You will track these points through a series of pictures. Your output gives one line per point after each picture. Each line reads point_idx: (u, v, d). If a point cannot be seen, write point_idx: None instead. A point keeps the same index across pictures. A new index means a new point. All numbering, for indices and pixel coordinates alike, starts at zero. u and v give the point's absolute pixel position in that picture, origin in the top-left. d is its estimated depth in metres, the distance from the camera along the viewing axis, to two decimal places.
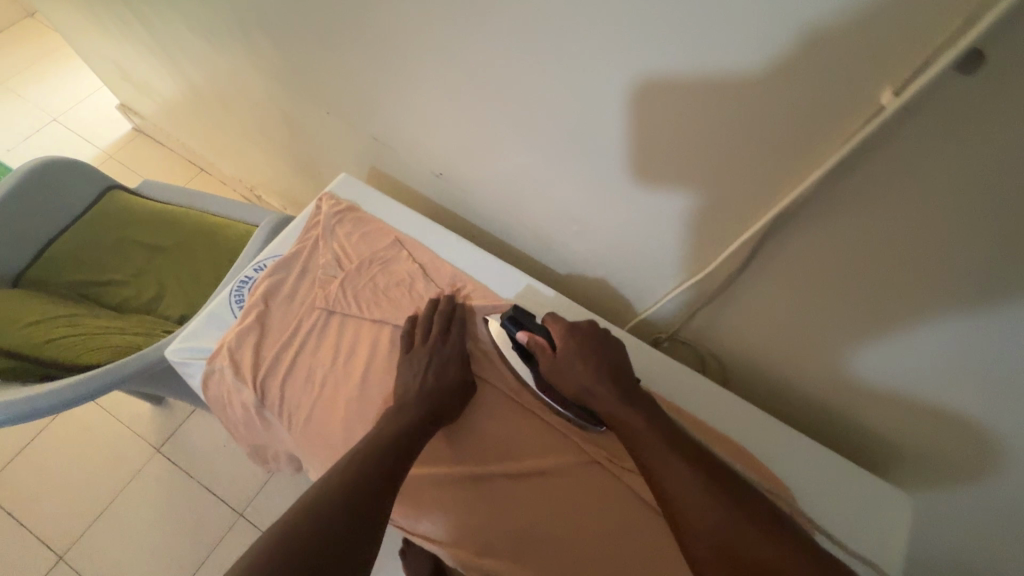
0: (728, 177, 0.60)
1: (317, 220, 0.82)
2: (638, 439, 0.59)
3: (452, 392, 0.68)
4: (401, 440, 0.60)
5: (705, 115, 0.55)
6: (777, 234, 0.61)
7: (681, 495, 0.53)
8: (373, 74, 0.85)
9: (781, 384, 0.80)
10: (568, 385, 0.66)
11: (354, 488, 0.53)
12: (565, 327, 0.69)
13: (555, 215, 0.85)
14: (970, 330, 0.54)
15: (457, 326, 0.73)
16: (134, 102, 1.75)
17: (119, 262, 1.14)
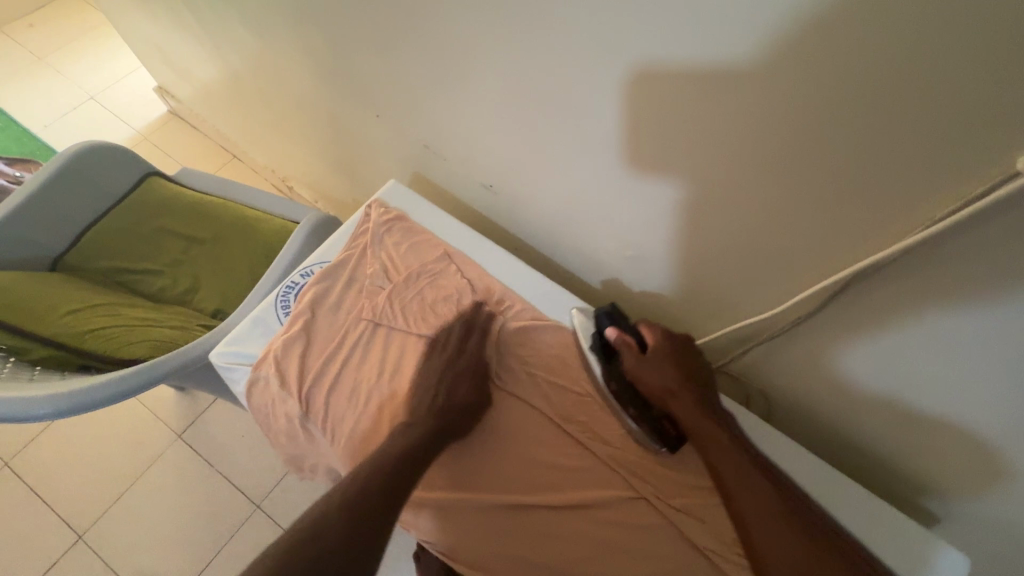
0: (810, 217, 0.57)
1: (365, 227, 0.80)
2: (720, 448, 0.60)
3: (464, 409, 0.66)
4: (404, 456, 0.59)
5: (793, 154, 0.53)
6: (861, 279, 0.58)
7: (765, 530, 0.55)
8: (429, 82, 0.83)
9: (833, 425, 0.77)
10: (655, 387, 0.65)
11: (353, 505, 0.52)
12: (659, 331, 0.68)
13: (607, 235, 0.83)
14: (956, 326, 0.54)
15: (475, 337, 0.71)
16: (172, 86, 1.75)
17: (155, 250, 1.13)
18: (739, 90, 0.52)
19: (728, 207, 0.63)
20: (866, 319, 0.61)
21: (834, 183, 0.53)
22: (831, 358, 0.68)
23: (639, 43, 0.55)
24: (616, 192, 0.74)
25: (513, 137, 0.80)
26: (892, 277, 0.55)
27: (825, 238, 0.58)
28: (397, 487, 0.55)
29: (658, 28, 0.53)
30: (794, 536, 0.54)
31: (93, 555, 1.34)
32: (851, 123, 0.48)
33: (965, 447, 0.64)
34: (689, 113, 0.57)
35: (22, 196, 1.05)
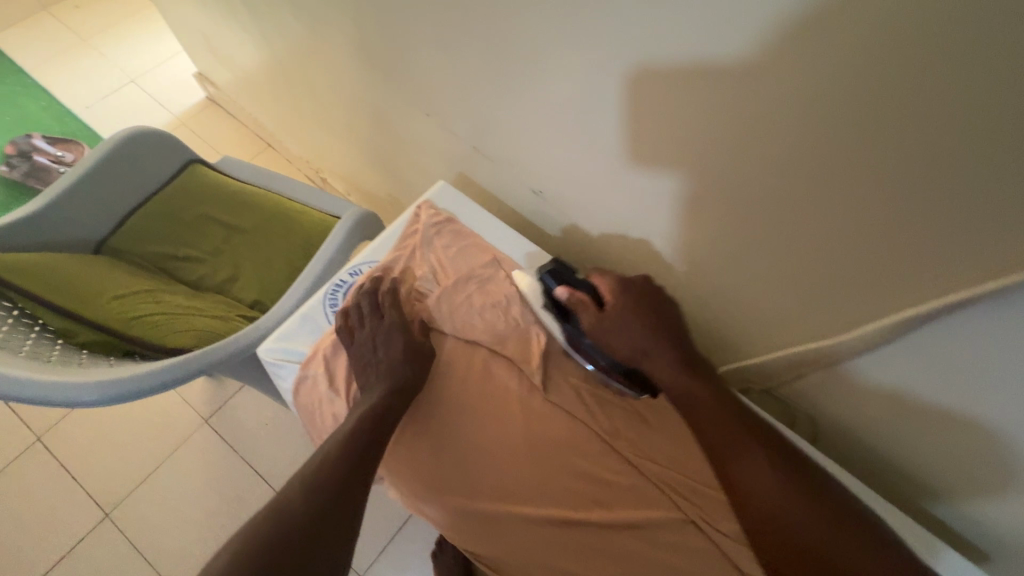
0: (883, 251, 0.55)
1: (415, 228, 0.80)
2: (702, 404, 0.62)
3: (406, 364, 0.67)
4: (365, 432, 0.61)
5: (874, 190, 0.51)
6: (940, 318, 0.55)
7: (752, 481, 0.57)
8: (482, 88, 0.82)
9: (884, 454, 0.75)
10: (619, 343, 0.66)
11: (312, 495, 0.54)
12: (612, 283, 0.68)
13: (658, 249, 0.82)
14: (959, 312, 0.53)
15: (388, 300, 0.71)
16: (213, 72, 1.76)
17: (196, 237, 1.13)
18: (821, 121, 0.50)
19: (794, 234, 0.61)
20: (939, 357, 0.59)
21: (914, 224, 0.50)
22: (895, 390, 0.66)
23: (715, 66, 0.53)
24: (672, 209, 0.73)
25: (566, 148, 0.78)
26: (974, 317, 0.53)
27: (897, 274, 0.56)
28: (357, 470, 0.57)
29: (738, 53, 0.50)
30: (781, 480, 0.57)
31: (117, 534, 1.36)
32: (941, 166, 0.45)
33: (981, 443, 0.62)
34: (761, 140, 0.55)
35: (70, 180, 1.06)
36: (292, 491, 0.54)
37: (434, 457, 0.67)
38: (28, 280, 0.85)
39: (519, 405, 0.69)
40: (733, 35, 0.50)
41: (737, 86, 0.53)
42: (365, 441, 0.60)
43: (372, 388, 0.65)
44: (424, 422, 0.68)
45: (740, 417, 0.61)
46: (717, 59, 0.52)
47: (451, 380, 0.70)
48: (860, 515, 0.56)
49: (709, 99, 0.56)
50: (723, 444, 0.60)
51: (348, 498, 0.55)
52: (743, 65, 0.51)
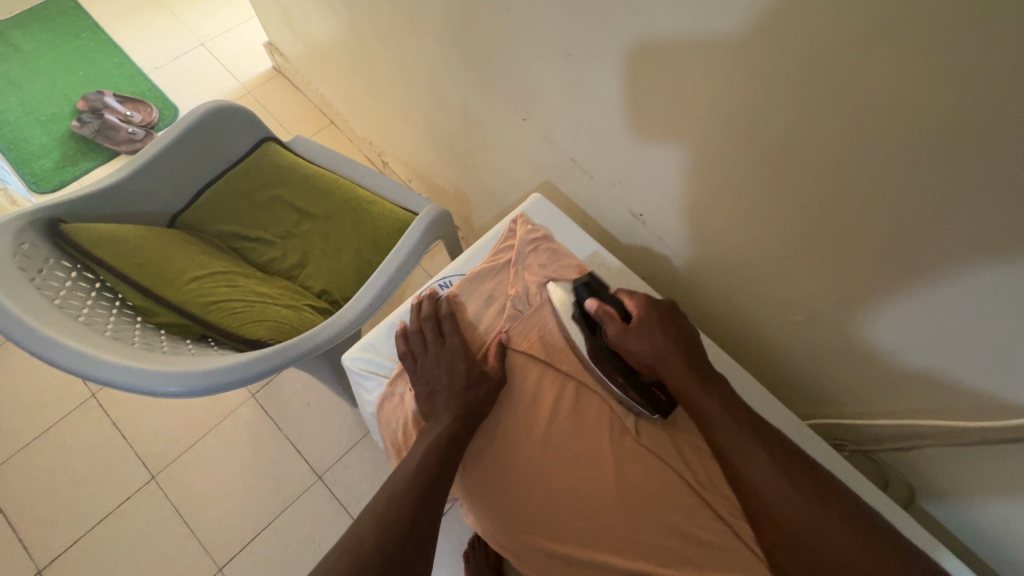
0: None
1: (510, 242, 0.76)
2: (707, 408, 0.60)
3: (474, 385, 0.64)
4: (437, 456, 0.59)
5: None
6: None
7: (759, 486, 0.55)
8: (596, 104, 0.77)
9: (994, 535, 0.70)
10: (641, 352, 0.65)
11: (387, 518, 0.53)
12: (641, 299, 0.68)
13: (766, 289, 0.76)
14: (987, 288, 0.52)
15: (449, 321, 0.69)
16: (285, 43, 1.73)
17: (269, 220, 1.12)
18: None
19: (954, 302, 0.56)
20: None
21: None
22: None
23: (910, 129, 0.48)
24: (797, 254, 0.68)
25: (683, 175, 0.73)
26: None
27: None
28: (430, 498, 0.56)
29: (947, 113, 0.45)
30: (792, 489, 0.54)
31: (162, 497, 1.39)
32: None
33: (1006, 450, 0.61)
34: (947, 203, 0.50)
35: (151, 152, 1.05)
36: (371, 515, 0.54)
37: (518, 490, 0.64)
38: (110, 255, 0.85)
39: (610, 445, 0.66)
40: (947, 94, 0.44)
41: (935, 145, 0.47)
42: (436, 474, 0.58)
43: (438, 414, 0.63)
44: (509, 451, 0.66)
45: (748, 424, 0.59)
46: (916, 115, 0.47)
47: (540, 410, 0.68)
48: (888, 533, 0.52)
49: (891, 155, 0.51)
50: (725, 444, 0.58)
51: (420, 530, 0.54)
52: (952, 126, 0.45)
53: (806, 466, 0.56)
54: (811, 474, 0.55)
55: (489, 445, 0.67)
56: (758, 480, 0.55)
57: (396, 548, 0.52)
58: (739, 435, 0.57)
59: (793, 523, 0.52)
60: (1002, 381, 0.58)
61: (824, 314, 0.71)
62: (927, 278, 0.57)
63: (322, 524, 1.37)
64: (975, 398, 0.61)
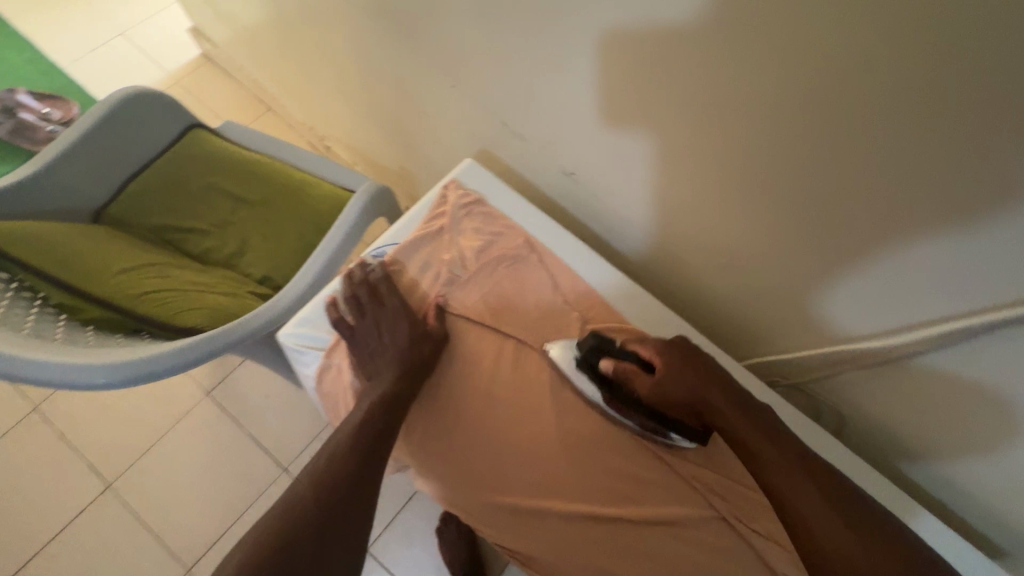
0: (970, 247, 0.51)
1: (443, 208, 0.76)
2: (753, 444, 0.57)
3: (416, 345, 0.65)
4: (379, 415, 0.61)
5: (981, 185, 0.47)
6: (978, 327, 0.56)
7: (808, 517, 0.54)
8: (516, 62, 0.77)
9: (909, 450, 0.75)
10: (679, 398, 0.60)
11: (322, 482, 0.57)
12: (657, 346, 0.63)
13: (695, 238, 0.79)
14: (861, 209, 0.57)
15: (386, 284, 0.69)
16: (209, 28, 1.66)
17: (202, 208, 1.08)
18: (926, 114, 0.46)
19: (862, 225, 0.58)
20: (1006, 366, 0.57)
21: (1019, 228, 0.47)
22: (947, 392, 0.64)
23: (809, 57, 0.49)
24: (720, 201, 0.70)
25: (607, 126, 0.74)
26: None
27: (981, 271, 0.52)
28: (366, 464, 0.59)
29: (835, 37, 0.46)
30: (835, 515, 0.53)
31: (121, 506, 1.35)
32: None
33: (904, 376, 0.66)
34: (848, 129, 0.52)
35: (65, 143, 1.00)
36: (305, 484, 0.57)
37: (465, 451, 0.65)
38: (24, 252, 0.80)
39: (551, 398, 0.67)
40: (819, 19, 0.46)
41: (811, 73, 0.50)
42: (376, 434, 0.60)
43: (381, 376, 0.64)
44: (451, 415, 0.66)
45: (792, 454, 0.56)
46: (793, 44, 0.49)
47: (481, 372, 0.68)
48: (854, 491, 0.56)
49: (794, 86, 0.52)
50: (773, 480, 0.56)
51: None
52: (832, 51, 0.47)
53: (842, 490, 0.55)
54: (847, 494, 0.55)
55: (434, 409, 0.67)
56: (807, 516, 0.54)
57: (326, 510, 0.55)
58: (783, 465, 0.56)
59: (839, 552, 0.52)
60: (886, 303, 0.63)
61: (747, 255, 0.74)
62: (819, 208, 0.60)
63: None
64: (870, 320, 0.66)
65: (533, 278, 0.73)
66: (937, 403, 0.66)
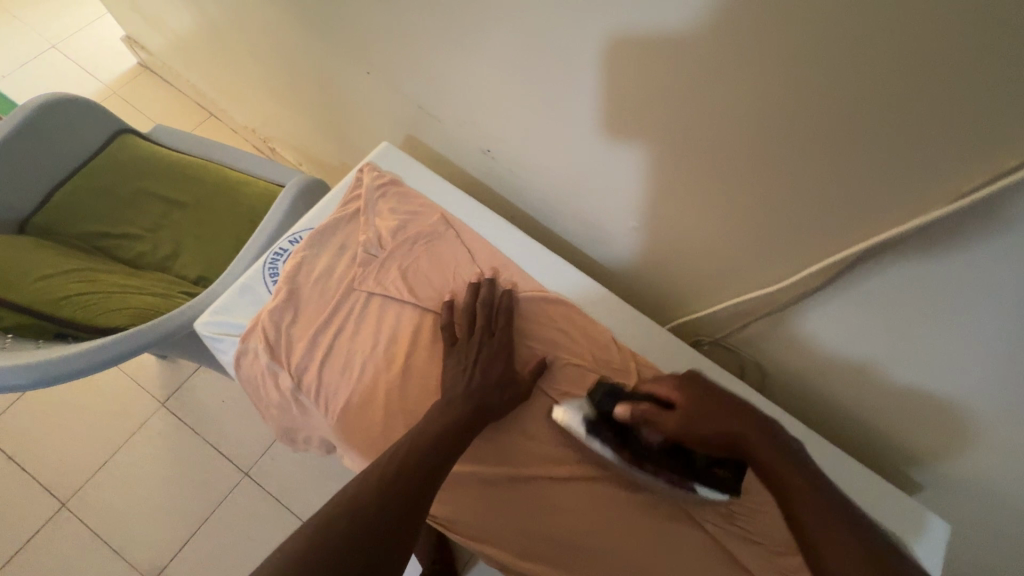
0: (837, 185, 0.54)
1: (358, 191, 0.77)
2: (765, 455, 0.52)
3: (502, 387, 0.63)
4: (454, 432, 0.57)
5: (830, 125, 0.50)
6: (858, 265, 0.58)
7: (813, 528, 0.47)
8: (425, 41, 0.79)
9: (825, 399, 0.77)
10: (711, 439, 0.54)
11: (388, 482, 0.49)
12: (675, 381, 0.59)
13: (608, 206, 0.80)
14: (737, 156, 0.59)
15: (502, 317, 0.68)
16: (142, 35, 1.64)
17: (133, 213, 1.08)
18: (769, 55, 0.49)
19: (743, 173, 0.60)
20: (941, 297, 0.54)
21: (869, 163, 0.50)
22: (879, 326, 0.62)
23: (673, 15, 0.52)
24: (626, 166, 0.72)
25: (515, 98, 0.76)
26: (950, 238, 0.49)
27: (850, 209, 0.55)
28: (436, 470, 0.52)
29: None
30: (846, 529, 0.47)
31: (77, 523, 1.32)
32: (900, 99, 0.44)
33: (837, 337, 0.67)
34: (715, 82, 0.54)
35: None
36: (364, 482, 0.49)
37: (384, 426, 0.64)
38: None
39: None
40: None
41: (670, 24, 0.53)
42: (449, 446, 0.55)
43: (457, 401, 0.60)
44: (369, 392, 0.66)
45: (801, 465, 0.51)
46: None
47: (399, 347, 0.68)
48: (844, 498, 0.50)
49: (665, 44, 0.55)
50: (781, 488, 0.50)
51: None
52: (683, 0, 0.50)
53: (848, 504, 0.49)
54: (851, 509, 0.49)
55: (352, 389, 0.66)
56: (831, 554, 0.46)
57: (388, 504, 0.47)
58: (792, 475, 0.50)
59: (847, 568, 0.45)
60: (781, 250, 0.64)
61: (656, 219, 0.75)
62: (704, 162, 0.63)
63: (255, 519, 1.34)
64: (769, 272, 0.68)
65: (449, 254, 0.74)
66: (844, 349, 0.68)
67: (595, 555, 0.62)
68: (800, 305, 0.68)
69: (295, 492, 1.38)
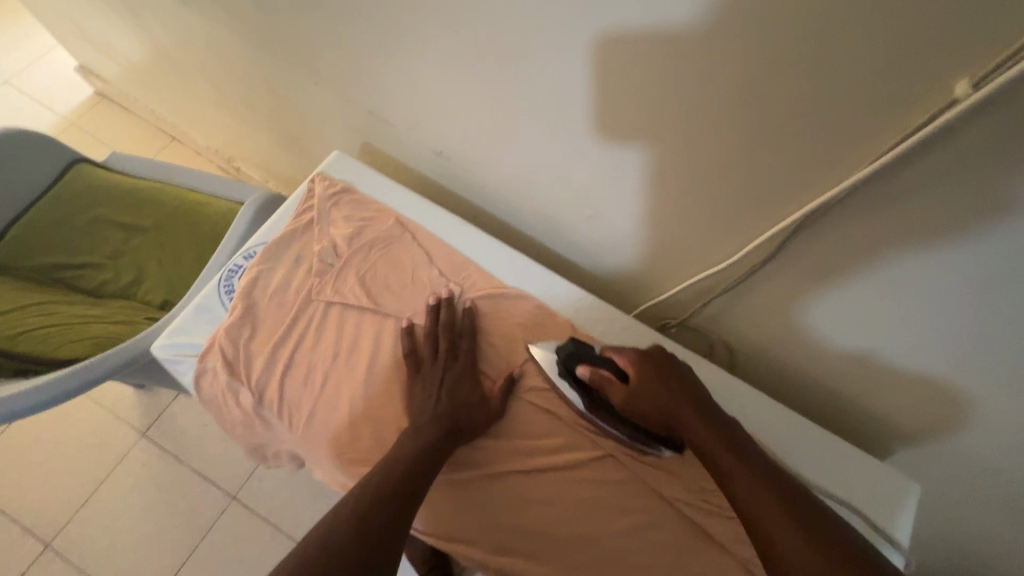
0: (770, 157, 0.54)
1: (311, 201, 0.76)
2: (714, 445, 0.54)
3: (470, 407, 0.64)
4: (424, 457, 0.58)
5: (757, 96, 0.50)
6: (803, 232, 0.58)
7: (761, 513, 0.49)
8: (368, 48, 0.80)
9: (790, 371, 0.78)
10: (651, 414, 0.61)
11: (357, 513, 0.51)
12: (632, 354, 0.63)
13: (562, 198, 0.81)
14: (673, 138, 0.60)
15: (465, 339, 0.68)
16: (96, 65, 1.62)
17: (93, 243, 1.06)
18: (690, 34, 0.50)
19: (682, 154, 0.61)
20: (941, 279, 0.53)
21: (796, 132, 0.51)
22: (879, 309, 0.60)
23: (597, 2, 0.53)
24: (573, 156, 0.72)
25: (461, 97, 0.77)
26: (891, 183, 0.48)
27: (786, 179, 0.55)
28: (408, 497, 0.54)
29: None
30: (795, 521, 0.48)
31: (62, 563, 1.30)
32: (815, 67, 0.45)
33: (834, 318, 0.65)
34: (644, 65, 0.55)
35: None
36: (333, 518, 0.51)
37: (350, 434, 0.64)
38: None
39: None
40: None
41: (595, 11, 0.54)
42: (419, 473, 0.57)
43: (424, 426, 0.61)
44: (332, 400, 0.65)
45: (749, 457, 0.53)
46: None
47: (360, 353, 0.68)
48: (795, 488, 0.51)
49: (595, 32, 0.56)
50: (728, 473, 0.53)
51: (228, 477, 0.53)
52: None
53: (798, 495, 0.50)
54: (801, 500, 0.50)
55: (315, 399, 0.65)
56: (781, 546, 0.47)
57: (357, 540, 0.49)
58: (739, 465, 0.52)
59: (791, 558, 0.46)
60: (728, 226, 0.65)
61: (609, 207, 0.76)
62: (645, 145, 0.63)
63: (245, 542, 1.33)
64: (720, 250, 0.69)
65: (406, 258, 0.74)
66: (833, 326, 0.67)
67: (569, 545, 0.62)
68: (758, 278, 0.68)
69: (283, 512, 1.36)
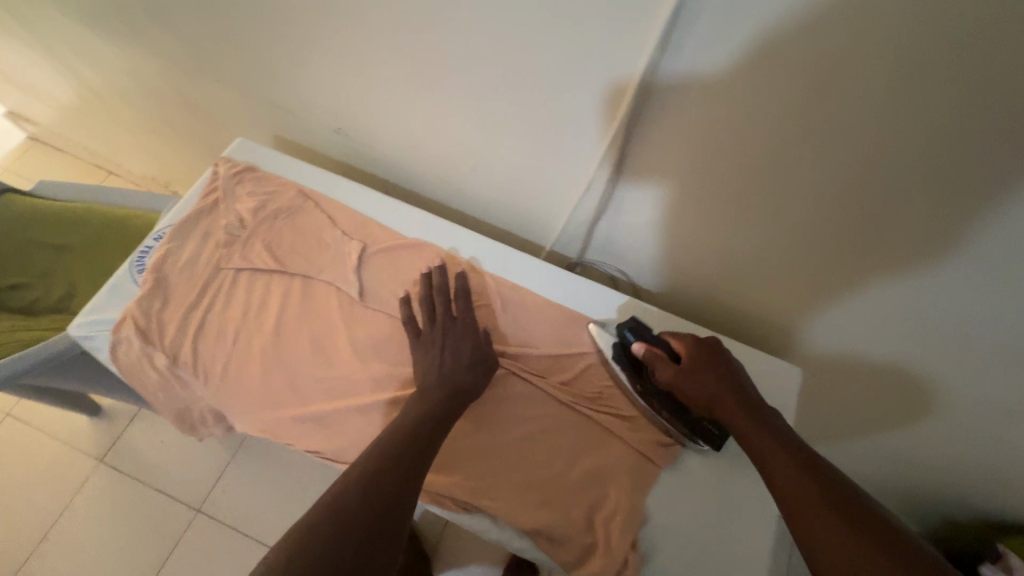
0: (599, 78, 0.61)
1: (215, 183, 0.81)
2: (756, 431, 0.54)
3: (471, 367, 0.67)
4: (429, 416, 0.61)
5: (565, 19, 0.57)
6: (637, 139, 0.66)
7: (793, 499, 0.47)
8: (257, 41, 0.86)
9: (680, 286, 0.85)
10: (697, 399, 0.61)
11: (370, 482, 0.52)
12: (689, 338, 0.65)
13: (457, 157, 0.87)
14: (516, 71, 0.67)
15: (460, 301, 0.72)
16: (24, 108, 1.65)
17: (23, 264, 1.09)
18: None
19: (528, 86, 0.68)
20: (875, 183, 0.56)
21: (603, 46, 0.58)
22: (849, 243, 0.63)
23: None
24: (450, 112, 0.79)
25: (346, 73, 0.83)
26: (698, 76, 0.56)
27: (613, 97, 0.62)
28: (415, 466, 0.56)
29: None
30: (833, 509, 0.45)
31: None
32: None
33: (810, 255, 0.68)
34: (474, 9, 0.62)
35: None
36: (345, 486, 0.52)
37: (263, 382, 0.68)
38: None
39: (341, 315, 0.73)
40: None
41: None
42: (427, 437, 0.59)
43: (429, 388, 0.64)
44: (243, 355, 0.70)
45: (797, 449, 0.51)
46: None
47: (269, 311, 0.72)
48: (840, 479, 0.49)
49: None
50: (764, 457, 0.52)
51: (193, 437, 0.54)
52: None
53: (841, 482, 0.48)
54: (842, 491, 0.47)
55: (227, 356, 0.69)
56: (813, 529, 0.45)
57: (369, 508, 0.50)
58: (782, 451, 0.51)
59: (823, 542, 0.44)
60: (583, 149, 0.72)
61: (494, 156, 0.83)
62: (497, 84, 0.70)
63: (214, 552, 1.33)
64: (586, 177, 0.76)
65: (310, 223, 0.79)
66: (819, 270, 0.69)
67: (476, 454, 0.67)
68: (623, 197, 0.75)
69: (251, 517, 1.37)
